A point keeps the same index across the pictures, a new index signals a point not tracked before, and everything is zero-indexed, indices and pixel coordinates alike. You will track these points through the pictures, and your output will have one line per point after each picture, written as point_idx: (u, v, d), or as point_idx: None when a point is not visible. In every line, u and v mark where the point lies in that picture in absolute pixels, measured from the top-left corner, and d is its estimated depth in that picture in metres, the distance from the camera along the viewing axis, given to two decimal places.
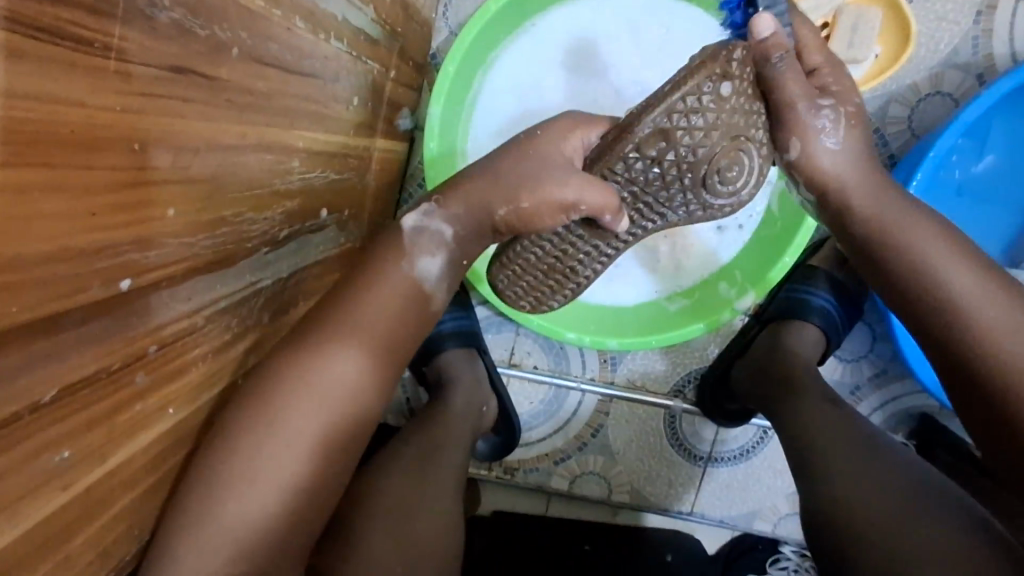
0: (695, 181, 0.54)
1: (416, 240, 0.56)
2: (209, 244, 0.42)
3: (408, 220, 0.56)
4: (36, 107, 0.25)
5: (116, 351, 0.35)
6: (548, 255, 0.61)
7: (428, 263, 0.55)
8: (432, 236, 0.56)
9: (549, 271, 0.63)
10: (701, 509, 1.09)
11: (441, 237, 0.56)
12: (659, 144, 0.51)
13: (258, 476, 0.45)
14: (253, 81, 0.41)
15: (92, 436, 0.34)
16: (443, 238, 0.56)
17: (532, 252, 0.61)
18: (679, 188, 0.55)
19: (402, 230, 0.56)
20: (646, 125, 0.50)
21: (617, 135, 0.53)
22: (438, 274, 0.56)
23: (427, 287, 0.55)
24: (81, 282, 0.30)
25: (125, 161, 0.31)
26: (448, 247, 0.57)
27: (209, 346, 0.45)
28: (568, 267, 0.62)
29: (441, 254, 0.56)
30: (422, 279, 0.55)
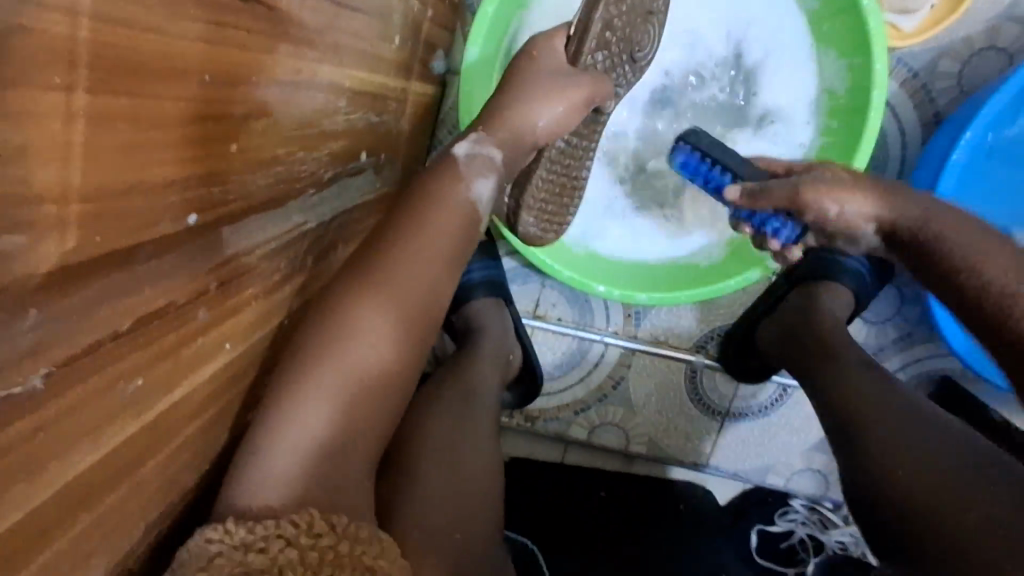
0: (631, 53, 0.63)
1: (470, 167, 0.57)
2: (263, 182, 0.41)
3: (460, 149, 0.57)
4: (117, 33, 0.25)
5: (184, 285, 0.35)
6: (558, 175, 0.67)
7: (483, 186, 0.57)
8: (484, 161, 0.57)
9: (561, 189, 0.68)
10: (716, 461, 1.11)
11: (491, 161, 0.57)
12: (606, 34, 0.60)
13: (310, 412, 0.46)
14: (308, 14, 0.40)
15: (162, 366, 0.35)
16: (493, 162, 0.58)
17: (545, 171, 0.65)
18: (623, 64, 0.64)
19: (456, 158, 0.57)
20: (591, 34, 0.59)
21: (579, 36, 0.60)
22: (489, 198, 0.58)
23: (479, 211, 0.57)
24: (155, 215, 0.30)
25: (195, 94, 0.31)
26: (499, 170, 0.58)
27: (261, 285, 0.46)
28: (574, 181, 0.69)
29: (492, 178, 0.57)
30: (477, 203, 0.57)
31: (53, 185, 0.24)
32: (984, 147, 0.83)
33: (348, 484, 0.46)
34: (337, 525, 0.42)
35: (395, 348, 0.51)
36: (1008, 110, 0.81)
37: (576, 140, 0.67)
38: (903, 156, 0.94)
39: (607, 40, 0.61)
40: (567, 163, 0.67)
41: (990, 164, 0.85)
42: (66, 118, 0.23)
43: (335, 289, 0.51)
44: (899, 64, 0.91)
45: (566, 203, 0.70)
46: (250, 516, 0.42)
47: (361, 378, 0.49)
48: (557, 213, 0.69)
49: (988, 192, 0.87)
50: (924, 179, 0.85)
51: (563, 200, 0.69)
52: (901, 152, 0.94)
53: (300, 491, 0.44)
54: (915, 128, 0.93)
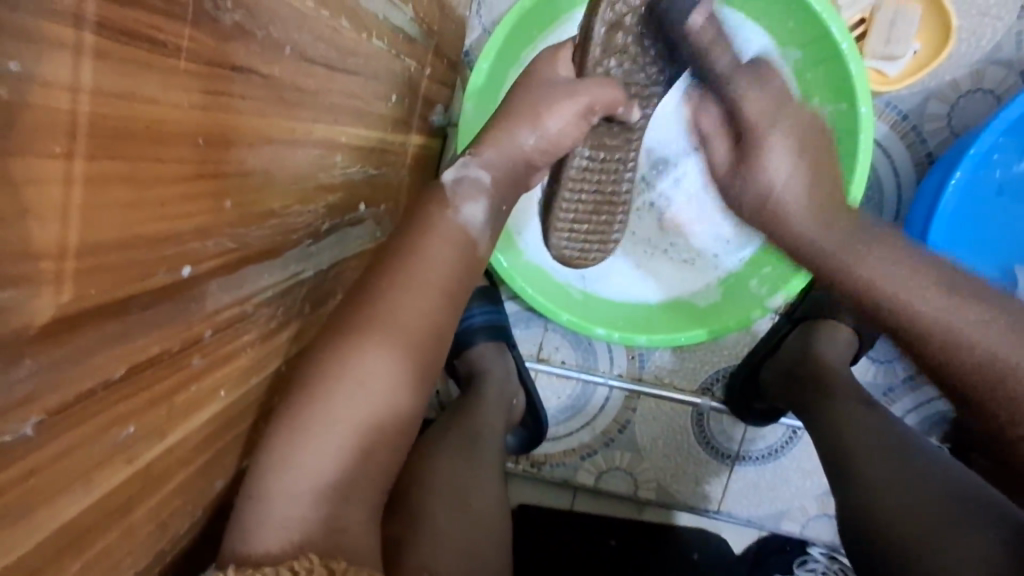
0: (660, 50, 0.66)
1: (458, 190, 0.59)
2: (259, 235, 0.44)
3: (447, 174, 0.60)
4: (116, 104, 0.27)
5: (178, 334, 0.37)
6: (591, 195, 0.73)
7: (473, 209, 0.59)
8: (473, 182, 0.60)
9: (597, 206, 0.74)
10: (727, 508, 1.09)
11: (479, 182, 0.60)
12: (619, 36, 0.64)
13: (306, 461, 0.47)
14: (302, 79, 0.43)
15: (154, 413, 0.36)
16: (482, 184, 0.60)
17: (573, 198, 0.72)
18: (650, 62, 0.67)
19: (443, 183, 0.59)
20: (598, 41, 0.63)
21: (582, 45, 0.64)
22: (481, 219, 0.59)
23: (472, 232, 0.58)
24: (151, 267, 0.32)
25: (190, 155, 0.33)
26: (488, 193, 0.60)
27: (256, 333, 0.48)
28: (610, 191, 0.74)
29: (482, 200, 0.59)
30: (467, 224, 0.58)
31: (50, 243, 0.26)
32: (986, 183, 0.85)
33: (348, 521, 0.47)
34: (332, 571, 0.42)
35: (386, 392, 0.51)
36: (1007, 147, 0.83)
37: (604, 154, 0.71)
38: (899, 195, 0.95)
39: (617, 43, 0.64)
40: (597, 177, 0.72)
41: (995, 201, 0.87)
42: (64, 182, 0.25)
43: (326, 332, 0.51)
44: (888, 107, 0.93)
45: (609, 217, 0.76)
46: (251, 562, 0.43)
47: (354, 425, 0.49)
48: (600, 231, 0.76)
49: (982, 227, 0.88)
50: (918, 217, 0.86)
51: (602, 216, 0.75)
52: (896, 192, 0.95)
53: (301, 533, 0.45)
54: (908, 167, 0.94)
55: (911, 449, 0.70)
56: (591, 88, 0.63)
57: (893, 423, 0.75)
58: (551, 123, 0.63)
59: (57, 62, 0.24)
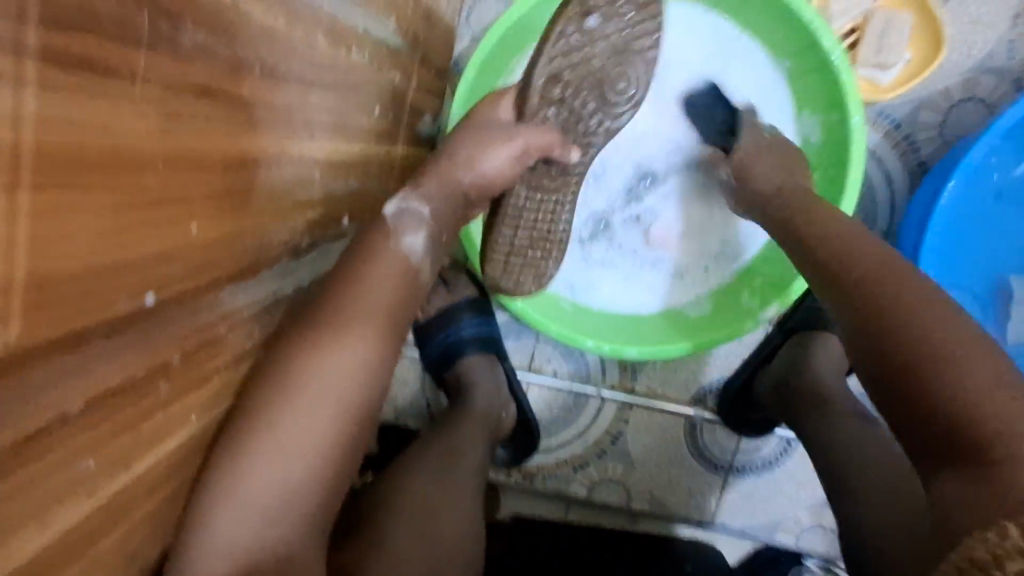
0: (600, 101, 0.64)
1: (399, 222, 0.58)
2: (231, 256, 0.43)
3: (388, 207, 0.59)
4: (67, 133, 0.26)
5: (143, 361, 0.36)
6: (527, 230, 0.69)
7: (414, 240, 0.58)
8: (413, 216, 0.59)
9: (534, 242, 0.70)
10: (722, 519, 1.08)
11: (420, 215, 0.59)
12: (554, 88, 0.62)
13: (269, 478, 0.47)
14: (274, 97, 0.42)
15: (118, 443, 0.36)
16: (422, 217, 0.59)
17: (511, 232, 0.69)
18: (588, 113, 0.64)
19: (385, 217, 0.58)
20: (536, 90, 0.62)
21: (523, 91, 0.63)
22: (421, 248, 0.58)
23: (415, 261, 0.58)
24: (110, 296, 0.32)
25: (150, 181, 0.32)
26: (428, 224, 0.59)
27: (230, 354, 0.47)
28: (547, 228, 0.70)
29: (423, 231, 0.58)
30: (409, 253, 0.57)
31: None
32: (985, 190, 0.84)
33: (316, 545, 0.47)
34: None
35: (351, 411, 0.50)
36: (1006, 152, 0.82)
37: (540, 194, 0.68)
38: (892, 204, 0.94)
39: (556, 94, 0.63)
40: (535, 216, 0.69)
41: (995, 207, 0.86)
42: (10, 217, 0.25)
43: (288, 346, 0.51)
44: (881, 116, 0.93)
45: (544, 256, 0.71)
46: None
47: (319, 445, 0.49)
48: (536, 267, 0.71)
49: (979, 233, 0.87)
50: (912, 228, 0.85)
51: (538, 254, 0.70)
52: (889, 201, 0.94)
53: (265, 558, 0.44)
54: (901, 176, 0.93)
55: (901, 464, 0.69)
56: (528, 130, 0.62)
57: (882, 437, 0.74)
58: (492, 157, 0.62)
59: None
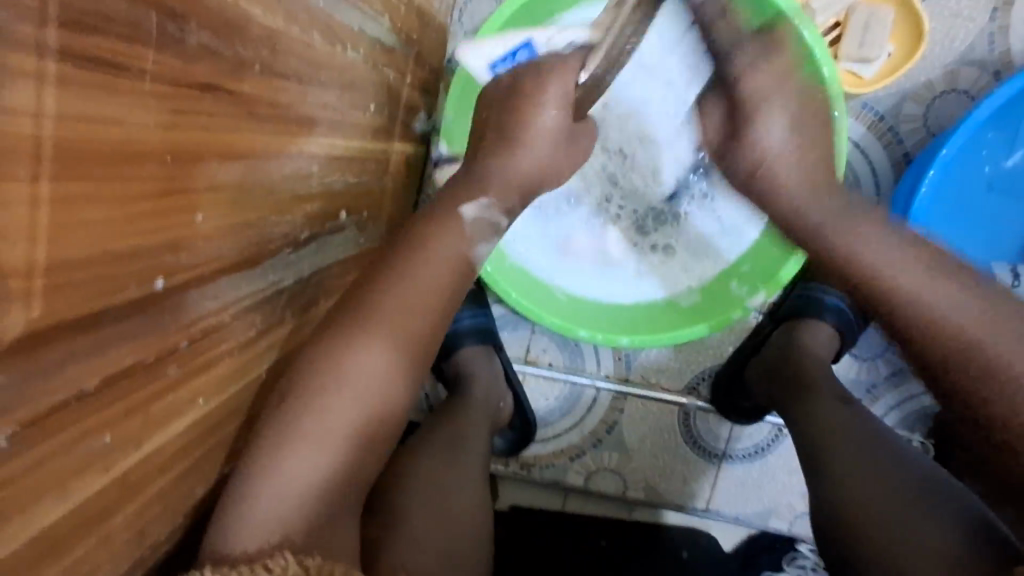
0: None
1: (479, 230, 0.63)
2: (233, 246, 0.44)
3: (469, 211, 0.62)
4: (84, 128, 0.28)
5: (153, 344, 0.38)
6: None
7: (485, 249, 0.63)
8: (489, 226, 0.64)
9: None
10: (716, 506, 1.10)
11: (495, 226, 0.64)
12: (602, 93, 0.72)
13: (277, 456, 0.49)
14: (274, 95, 0.44)
15: (130, 422, 0.37)
16: (494, 227, 0.64)
17: None
18: None
19: (468, 221, 0.62)
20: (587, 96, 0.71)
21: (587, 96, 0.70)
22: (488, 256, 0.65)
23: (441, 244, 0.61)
24: (119, 283, 0.33)
25: (159, 172, 0.34)
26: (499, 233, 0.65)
27: (235, 341, 0.49)
28: None
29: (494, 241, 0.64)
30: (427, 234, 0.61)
31: (16, 263, 0.27)
32: (975, 178, 0.88)
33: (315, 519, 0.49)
34: (310, 567, 0.43)
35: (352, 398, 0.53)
36: (997, 141, 0.85)
37: None
38: (878, 195, 0.96)
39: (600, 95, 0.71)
40: None
41: (987, 196, 0.89)
42: (31, 204, 0.27)
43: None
44: (865, 108, 0.95)
45: None
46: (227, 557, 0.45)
47: (321, 426, 0.51)
48: None
49: (958, 227, 0.89)
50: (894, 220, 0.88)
51: None
52: (874, 192, 0.96)
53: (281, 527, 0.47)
54: (885, 167, 0.95)
55: (884, 444, 0.71)
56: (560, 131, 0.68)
57: (867, 421, 0.76)
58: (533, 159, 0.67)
59: (19, 90, 0.25)
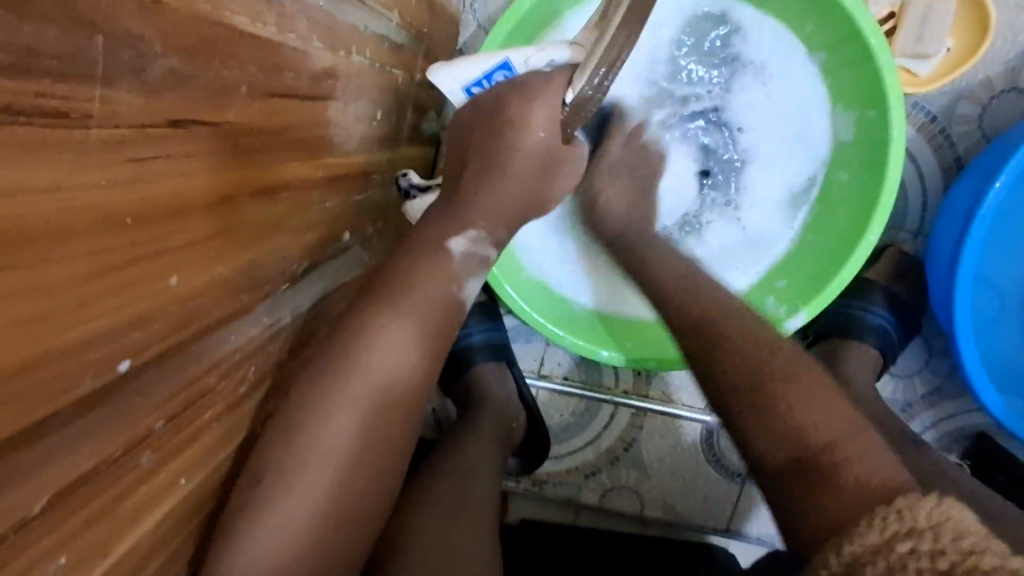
0: None
1: (466, 266, 0.54)
2: (218, 300, 0.37)
3: (456, 245, 0.53)
4: (12, 203, 0.21)
5: (118, 437, 0.31)
6: None
7: (474, 286, 0.55)
8: (479, 261, 0.55)
9: None
10: (737, 526, 1.04)
11: (485, 261, 0.56)
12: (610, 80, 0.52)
13: (271, 531, 0.43)
14: (263, 118, 0.37)
15: (94, 532, 0.31)
16: (487, 261, 0.56)
17: None
18: None
19: (453, 258, 0.53)
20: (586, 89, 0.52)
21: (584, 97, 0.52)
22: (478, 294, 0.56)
23: (465, 294, 0.54)
24: (69, 381, 0.26)
25: (118, 240, 0.26)
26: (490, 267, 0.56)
27: (223, 403, 0.42)
28: None
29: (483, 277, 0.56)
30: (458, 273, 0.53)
31: None
32: None
33: None
34: None
35: (362, 462, 0.46)
36: None
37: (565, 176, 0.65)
38: (924, 204, 0.89)
39: None
40: None
41: None
42: None
43: (300, 388, 0.47)
44: (915, 108, 0.87)
45: None
46: None
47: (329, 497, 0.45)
48: None
49: (1015, 246, 0.82)
50: (949, 235, 0.80)
51: None
52: (920, 201, 0.89)
53: None
54: (935, 173, 0.88)
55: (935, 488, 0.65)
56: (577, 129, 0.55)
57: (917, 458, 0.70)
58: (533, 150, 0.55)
59: None
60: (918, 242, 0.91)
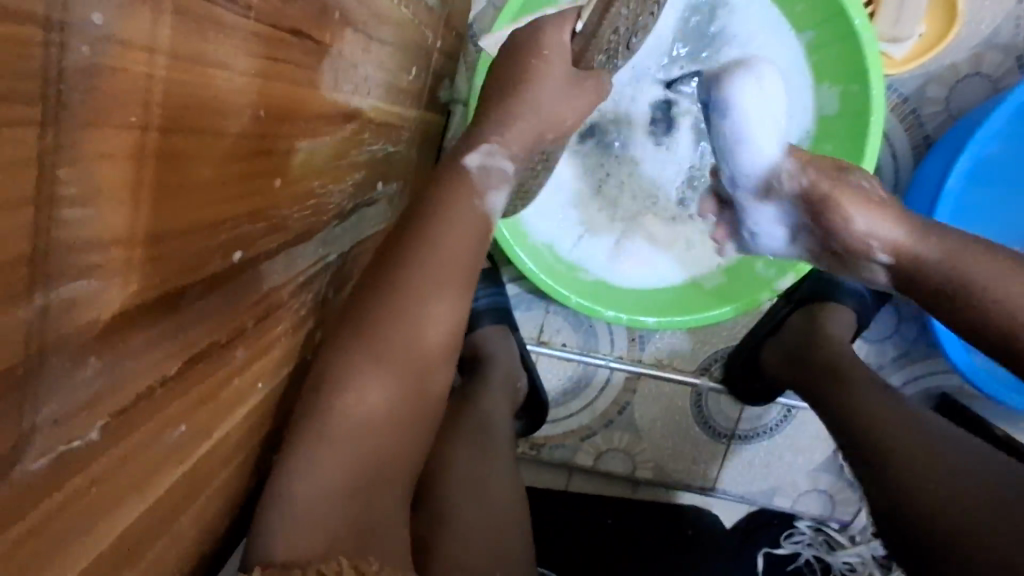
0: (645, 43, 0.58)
1: (485, 178, 0.56)
2: (297, 216, 0.40)
3: (472, 160, 0.56)
4: (193, 70, 0.25)
5: (226, 325, 0.34)
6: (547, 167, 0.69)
7: (496, 200, 0.57)
8: (498, 174, 0.57)
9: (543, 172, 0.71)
10: (723, 485, 1.11)
11: (503, 174, 0.57)
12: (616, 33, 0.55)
13: (331, 442, 0.47)
14: (344, 48, 0.40)
15: (202, 412, 0.34)
16: (505, 174, 0.57)
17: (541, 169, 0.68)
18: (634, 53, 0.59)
19: (470, 171, 0.55)
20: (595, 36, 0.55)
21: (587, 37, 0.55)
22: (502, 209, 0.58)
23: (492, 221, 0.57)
24: (206, 253, 0.30)
25: (251, 129, 0.30)
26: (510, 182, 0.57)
27: (290, 320, 0.45)
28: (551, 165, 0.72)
29: (506, 189, 0.57)
30: (490, 211, 0.56)
31: (120, 230, 0.23)
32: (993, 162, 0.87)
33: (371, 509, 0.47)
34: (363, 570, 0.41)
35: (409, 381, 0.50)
36: None
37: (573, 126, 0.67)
38: (897, 178, 0.96)
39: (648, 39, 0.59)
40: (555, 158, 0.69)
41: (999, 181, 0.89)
42: (137, 157, 0.23)
43: (355, 316, 0.50)
44: (890, 90, 0.94)
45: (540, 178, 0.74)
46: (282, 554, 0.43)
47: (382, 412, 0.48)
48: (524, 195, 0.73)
49: (975, 216, 0.90)
50: (920, 204, 0.88)
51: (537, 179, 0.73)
52: (894, 176, 0.96)
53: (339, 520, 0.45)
54: (906, 150, 0.95)
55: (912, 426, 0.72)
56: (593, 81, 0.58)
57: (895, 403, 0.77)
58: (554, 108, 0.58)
59: (139, 17, 0.21)
60: None
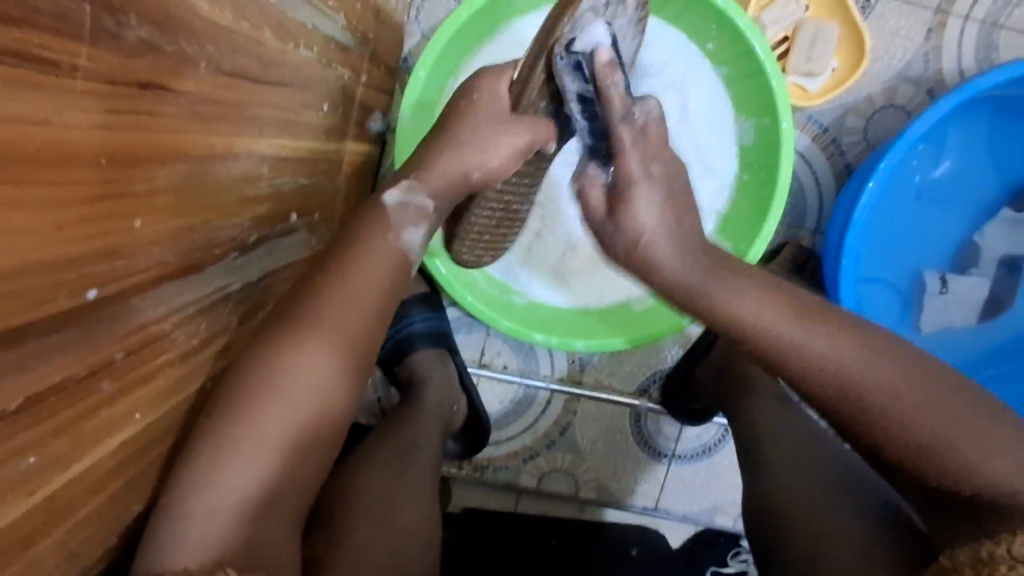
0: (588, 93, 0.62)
1: (402, 215, 0.58)
2: (176, 251, 0.42)
3: (389, 197, 0.58)
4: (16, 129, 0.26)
5: (85, 359, 0.36)
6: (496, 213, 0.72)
7: (413, 235, 0.59)
8: (416, 211, 0.59)
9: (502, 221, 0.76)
10: (665, 504, 1.12)
11: (423, 210, 0.59)
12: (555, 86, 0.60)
13: (219, 468, 0.48)
14: (218, 92, 0.42)
15: (59, 442, 0.35)
16: (426, 211, 0.59)
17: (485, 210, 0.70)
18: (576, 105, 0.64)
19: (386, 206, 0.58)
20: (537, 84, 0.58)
21: (524, 81, 0.58)
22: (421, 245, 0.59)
23: (411, 259, 0.59)
24: (49, 292, 0.31)
25: (91, 176, 0.32)
26: (430, 219, 0.59)
27: (177, 351, 0.46)
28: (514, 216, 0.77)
29: (424, 226, 0.59)
30: (406, 249, 0.58)
31: None
32: (904, 186, 0.92)
33: (259, 533, 0.48)
34: None
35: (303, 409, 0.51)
36: (924, 153, 0.90)
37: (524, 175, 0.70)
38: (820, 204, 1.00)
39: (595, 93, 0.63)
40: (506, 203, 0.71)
41: (914, 204, 0.93)
42: None
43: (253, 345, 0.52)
44: (810, 120, 0.98)
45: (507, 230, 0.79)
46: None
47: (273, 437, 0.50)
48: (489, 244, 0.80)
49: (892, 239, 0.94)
50: (837, 228, 0.91)
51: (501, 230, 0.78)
52: (817, 203, 1.00)
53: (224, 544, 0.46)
54: (829, 177, 0.99)
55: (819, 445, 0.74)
56: (531, 124, 0.61)
57: None
58: (495, 151, 0.60)
59: None
60: (816, 238, 1.01)
